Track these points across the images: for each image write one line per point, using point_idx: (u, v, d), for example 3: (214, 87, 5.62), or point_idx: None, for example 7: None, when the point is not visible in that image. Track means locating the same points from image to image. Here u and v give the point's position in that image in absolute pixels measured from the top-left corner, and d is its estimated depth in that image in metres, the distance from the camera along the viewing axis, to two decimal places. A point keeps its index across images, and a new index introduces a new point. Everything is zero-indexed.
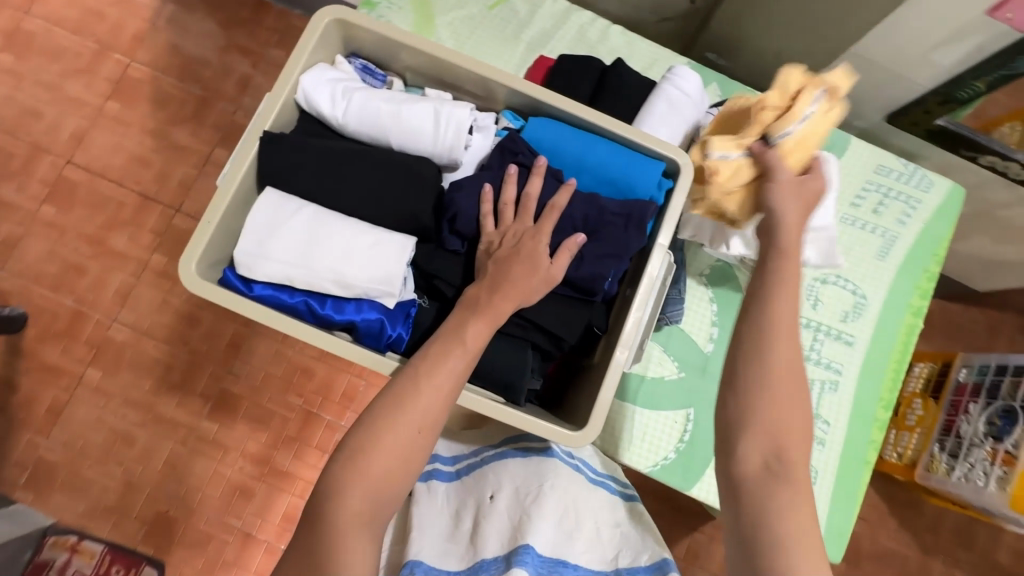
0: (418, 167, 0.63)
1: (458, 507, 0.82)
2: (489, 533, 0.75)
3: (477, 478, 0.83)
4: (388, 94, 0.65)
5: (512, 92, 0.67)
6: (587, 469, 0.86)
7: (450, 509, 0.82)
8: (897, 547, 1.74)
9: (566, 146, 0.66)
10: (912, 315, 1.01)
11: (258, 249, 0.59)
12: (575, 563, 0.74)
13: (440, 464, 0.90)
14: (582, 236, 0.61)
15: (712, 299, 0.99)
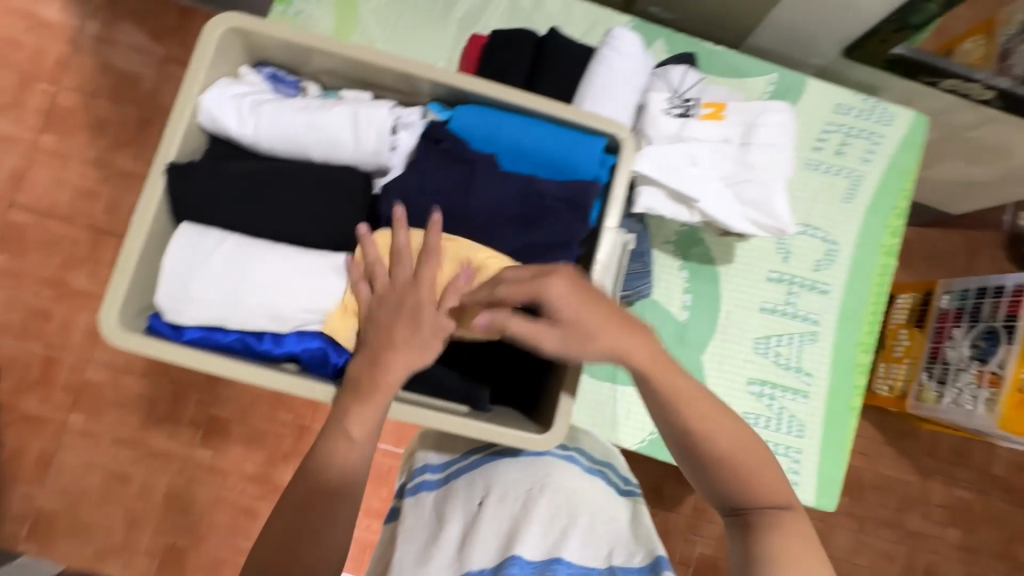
0: (342, 175, 0.59)
1: (443, 510, 0.78)
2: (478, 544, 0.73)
3: (467, 485, 0.78)
4: (300, 103, 0.61)
5: (435, 83, 0.62)
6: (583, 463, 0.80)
7: (436, 519, 0.77)
8: (897, 475, 1.77)
9: (499, 131, 0.60)
10: (884, 255, 0.99)
11: (183, 291, 0.55)
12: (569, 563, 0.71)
13: (428, 473, 0.82)
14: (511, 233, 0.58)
15: (682, 265, 0.97)
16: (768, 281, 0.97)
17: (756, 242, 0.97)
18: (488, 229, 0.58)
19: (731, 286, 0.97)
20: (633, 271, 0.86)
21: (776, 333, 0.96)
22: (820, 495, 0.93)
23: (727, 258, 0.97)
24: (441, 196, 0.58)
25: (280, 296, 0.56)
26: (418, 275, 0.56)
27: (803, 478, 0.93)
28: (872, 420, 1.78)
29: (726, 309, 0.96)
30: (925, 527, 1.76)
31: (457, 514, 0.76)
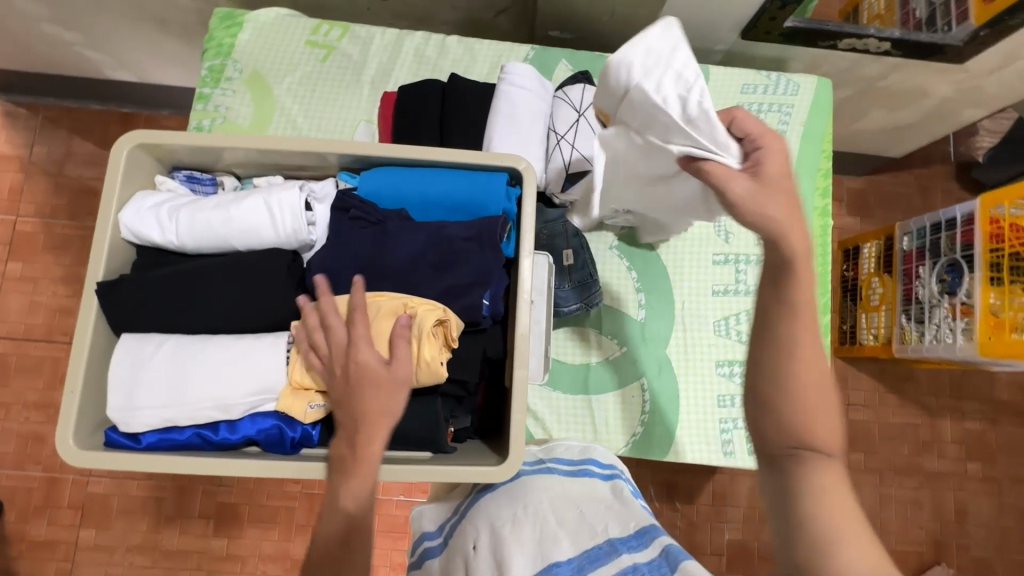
0: (266, 261, 0.62)
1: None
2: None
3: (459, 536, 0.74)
4: (214, 200, 0.64)
5: (338, 155, 0.66)
6: (558, 469, 0.79)
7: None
8: (905, 420, 1.77)
9: (406, 188, 0.64)
10: (820, 216, 1.02)
11: (131, 401, 0.57)
12: (568, 559, 0.63)
13: (428, 542, 0.82)
14: (431, 277, 0.60)
15: (630, 265, 0.99)
16: (714, 264, 1.00)
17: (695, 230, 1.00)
18: (410, 281, 0.61)
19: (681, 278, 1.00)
20: (579, 283, 0.88)
21: (732, 313, 0.98)
22: None
23: (670, 251, 1.00)
24: (361, 258, 0.61)
25: (232, 391, 0.58)
26: (352, 338, 0.56)
27: None
28: (868, 370, 1.78)
29: (679, 299, 0.99)
30: (943, 466, 1.75)
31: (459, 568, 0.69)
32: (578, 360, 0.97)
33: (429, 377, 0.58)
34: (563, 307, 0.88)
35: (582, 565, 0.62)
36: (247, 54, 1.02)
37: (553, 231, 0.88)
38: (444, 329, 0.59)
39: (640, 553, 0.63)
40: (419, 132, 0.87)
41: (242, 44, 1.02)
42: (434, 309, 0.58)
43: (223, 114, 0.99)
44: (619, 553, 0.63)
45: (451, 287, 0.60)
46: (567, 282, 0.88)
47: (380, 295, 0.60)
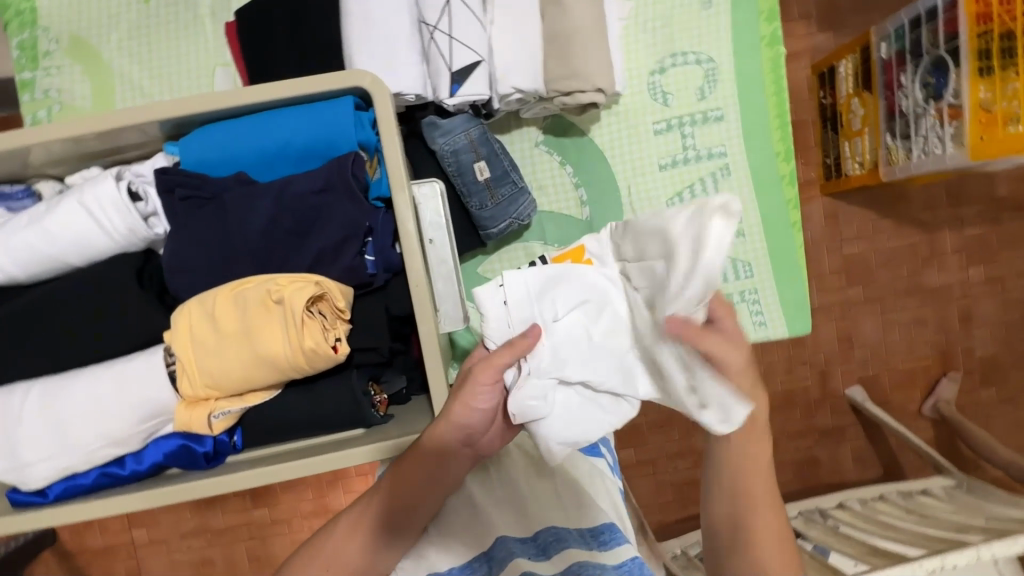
0: (110, 273, 0.53)
1: None
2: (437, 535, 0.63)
3: None
4: (26, 217, 0.54)
5: (152, 123, 0.54)
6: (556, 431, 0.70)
7: None
8: (901, 243, 1.70)
9: (235, 144, 0.52)
10: (768, 46, 0.87)
11: (16, 460, 0.52)
12: (534, 536, 0.61)
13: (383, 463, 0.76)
14: (298, 243, 0.51)
15: (563, 160, 0.88)
16: (656, 134, 0.87)
17: (626, 101, 0.87)
18: (275, 257, 0.52)
19: (623, 160, 0.88)
20: (504, 198, 0.78)
21: (684, 186, 0.88)
22: (790, 321, 0.89)
23: (604, 132, 0.87)
24: (211, 245, 0.52)
25: (122, 423, 0.53)
26: (241, 332, 0.51)
27: (768, 314, 0.89)
28: (859, 200, 1.68)
29: (624, 185, 0.88)
30: (945, 279, 1.71)
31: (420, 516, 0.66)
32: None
33: (323, 361, 0.51)
34: (491, 228, 0.79)
35: (546, 546, 0.60)
36: (57, 17, 0.85)
37: (455, 144, 0.74)
38: (328, 303, 0.51)
39: (611, 548, 0.58)
40: (273, 67, 0.73)
41: (46, 8, 0.85)
42: (306, 285, 0.49)
43: (57, 100, 0.85)
44: (591, 538, 0.59)
45: (323, 252, 0.51)
46: (490, 200, 0.77)
47: (249, 279, 0.52)
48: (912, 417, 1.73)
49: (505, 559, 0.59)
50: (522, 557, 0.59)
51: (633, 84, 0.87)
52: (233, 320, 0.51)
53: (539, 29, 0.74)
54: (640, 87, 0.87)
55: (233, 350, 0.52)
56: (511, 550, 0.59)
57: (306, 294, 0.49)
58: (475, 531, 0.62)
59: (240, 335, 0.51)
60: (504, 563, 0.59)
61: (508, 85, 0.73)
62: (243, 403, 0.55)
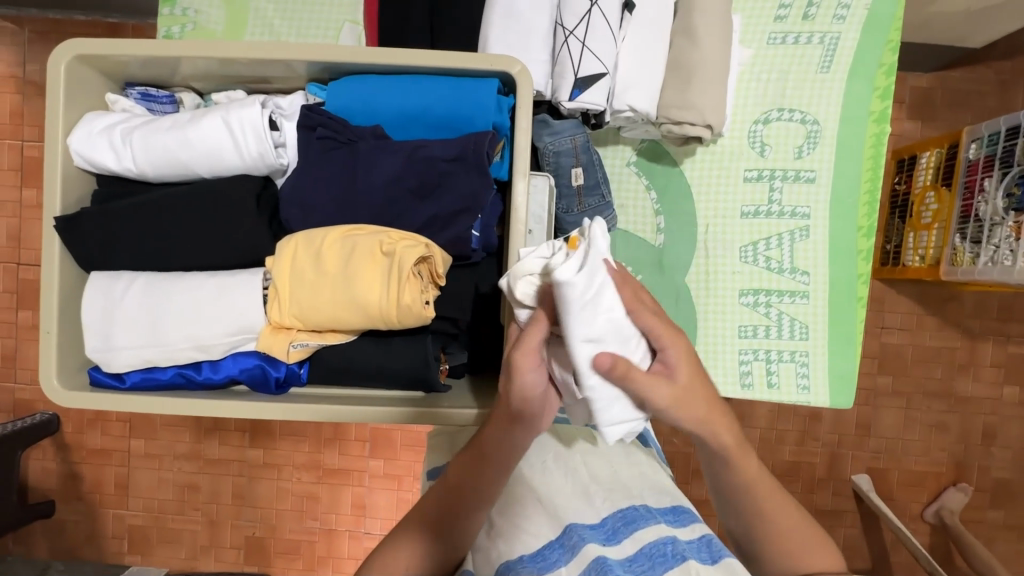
0: (234, 190, 0.56)
1: None
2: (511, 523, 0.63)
3: None
4: (170, 121, 0.57)
5: (305, 63, 0.57)
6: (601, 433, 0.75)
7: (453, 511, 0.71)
8: (942, 344, 1.68)
9: (379, 99, 0.55)
10: (875, 122, 0.88)
11: (107, 342, 0.55)
12: (601, 521, 0.63)
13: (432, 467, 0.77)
14: (416, 204, 0.53)
15: (649, 185, 0.90)
16: (746, 181, 0.89)
17: (725, 143, 0.88)
18: (390, 212, 0.54)
19: (707, 199, 0.90)
20: (590, 207, 0.80)
21: (761, 238, 0.89)
22: (833, 392, 0.89)
23: (696, 168, 0.89)
24: (333, 187, 0.55)
25: (211, 331, 0.55)
26: (342, 273, 0.53)
27: (813, 380, 0.89)
28: (909, 293, 1.67)
29: (703, 222, 0.90)
30: (978, 390, 1.69)
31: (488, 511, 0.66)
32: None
33: (412, 320, 0.53)
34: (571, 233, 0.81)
35: (614, 530, 0.61)
36: None
37: (560, 147, 0.76)
38: (430, 266, 0.53)
39: (679, 529, 0.62)
40: (406, 35, 0.76)
41: None
42: (416, 245, 0.52)
43: (192, 19, 0.89)
44: (657, 521, 0.62)
45: (436, 218, 0.54)
46: (577, 207, 0.79)
47: (359, 226, 0.54)
48: (912, 519, 1.71)
49: (577, 544, 0.59)
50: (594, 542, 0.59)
51: (735, 128, 0.88)
52: (335, 260, 0.54)
53: (665, 56, 0.76)
54: (740, 133, 0.88)
55: (328, 287, 0.54)
56: (583, 536, 0.60)
57: (415, 255, 0.51)
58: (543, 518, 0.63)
59: (338, 275, 0.54)
60: (576, 549, 0.58)
61: (623, 102, 0.75)
62: (322, 340, 0.57)
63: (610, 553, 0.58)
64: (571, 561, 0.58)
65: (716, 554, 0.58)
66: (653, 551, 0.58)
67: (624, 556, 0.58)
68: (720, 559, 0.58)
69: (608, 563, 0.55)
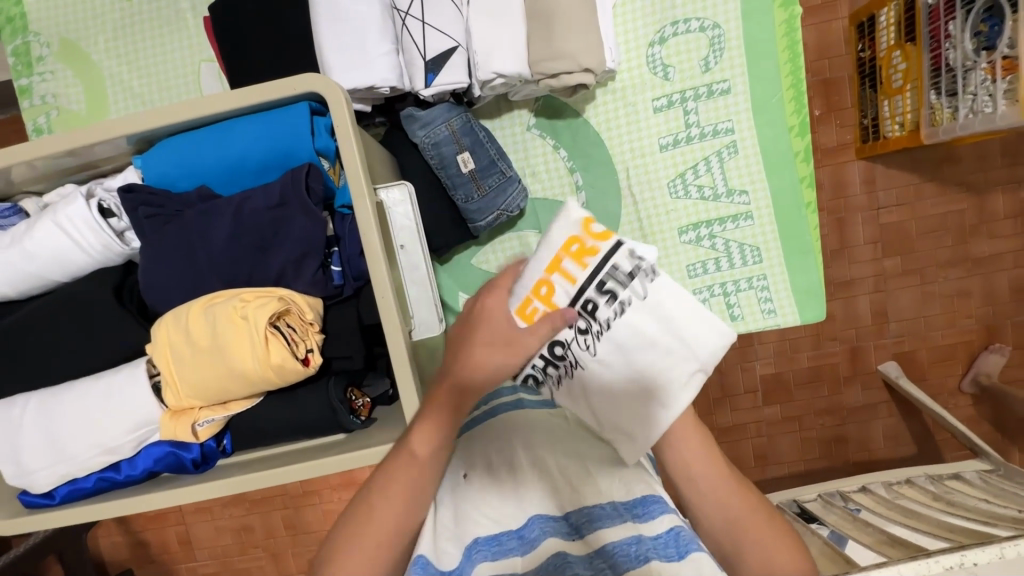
0: (92, 287, 0.55)
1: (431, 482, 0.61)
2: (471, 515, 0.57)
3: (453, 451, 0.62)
4: (9, 234, 0.55)
5: (114, 139, 0.53)
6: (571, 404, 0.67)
7: None
8: (947, 209, 1.56)
9: (194, 157, 0.51)
10: (782, 7, 0.78)
11: (20, 468, 0.55)
12: (565, 514, 0.58)
13: None
14: (263, 254, 0.50)
15: (556, 143, 0.83)
16: (656, 111, 0.82)
17: (624, 77, 0.81)
18: (240, 273, 0.51)
19: (620, 140, 0.83)
20: (491, 188, 0.75)
21: (687, 167, 0.82)
22: (802, 308, 0.83)
23: (600, 111, 0.82)
24: (177, 261, 0.52)
25: (113, 433, 0.55)
26: (211, 348, 0.52)
27: (777, 301, 0.83)
28: (901, 163, 1.54)
29: (623, 167, 0.83)
30: (996, 246, 1.57)
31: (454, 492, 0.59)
32: None
33: (294, 375, 0.51)
34: (479, 220, 0.76)
35: (578, 525, 0.57)
36: (45, 20, 0.85)
37: (437, 136, 0.71)
38: (293, 316, 0.51)
39: (645, 524, 0.54)
40: (247, 64, 0.71)
41: (34, 10, 0.85)
42: (268, 302, 0.49)
43: (54, 105, 0.86)
44: (622, 516, 0.55)
45: (288, 266, 0.51)
46: (477, 192, 0.74)
47: (216, 294, 0.52)
48: (951, 394, 1.64)
49: (537, 540, 0.56)
50: (555, 536, 0.56)
51: (630, 58, 0.81)
52: (202, 333, 0.52)
53: (518, 7, 0.69)
54: (637, 60, 0.81)
55: (206, 362, 0.52)
56: (544, 530, 0.57)
57: (273, 315, 0.49)
58: (510, 510, 0.58)
59: (211, 347, 0.52)
60: (535, 543, 0.56)
61: (489, 70, 0.68)
62: (225, 412, 0.56)
63: (571, 549, 0.55)
64: (529, 555, 0.56)
65: (683, 550, 0.51)
66: (615, 550, 0.53)
67: (587, 553, 0.55)
68: (688, 555, 0.51)
69: (567, 560, 0.54)
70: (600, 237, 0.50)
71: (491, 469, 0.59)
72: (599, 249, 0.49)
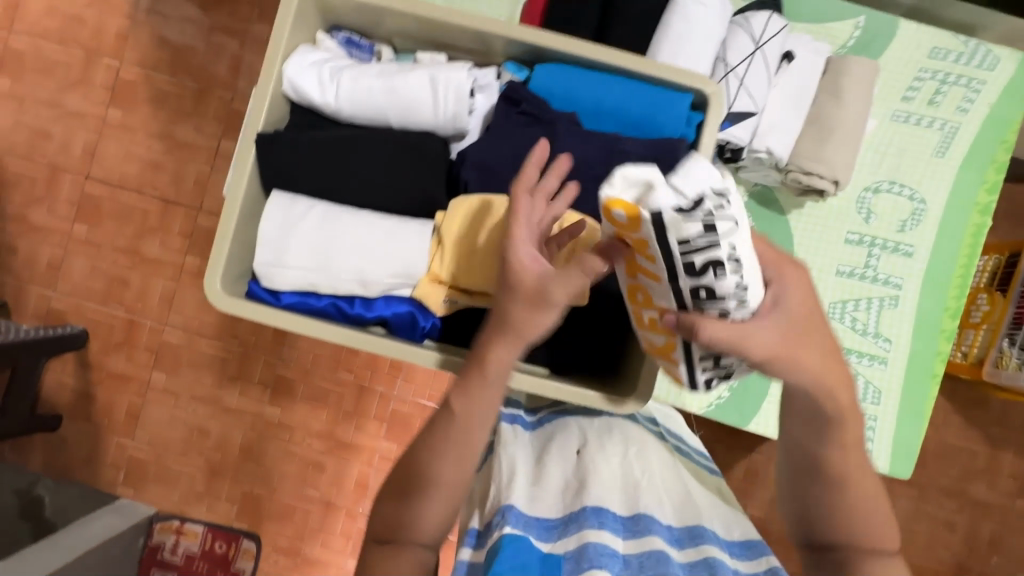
0: (423, 142, 0.59)
1: (544, 452, 0.68)
2: (585, 481, 0.62)
3: (567, 432, 0.71)
4: (379, 68, 0.60)
5: (510, 41, 0.60)
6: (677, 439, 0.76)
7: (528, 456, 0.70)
8: (966, 446, 1.68)
9: (578, 89, 0.59)
10: (979, 213, 0.92)
11: (278, 258, 0.58)
12: (670, 524, 0.60)
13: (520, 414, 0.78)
14: (601, 190, 0.57)
15: (755, 227, 0.93)
16: (847, 242, 0.92)
17: (834, 202, 0.92)
18: (567, 193, 0.57)
19: (808, 250, 0.93)
20: None
21: (851, 298, 0.92)
22: (893, 460, 0.91)
23: (802, 220, 0.93)
24: (522, 159, 0.58)
25: (375, 271, 0.58)
26: (512, 241, 0.55)
27: (877, 444, 0.91)
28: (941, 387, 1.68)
29: None
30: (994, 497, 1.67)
31: (561, 461, 0.67)
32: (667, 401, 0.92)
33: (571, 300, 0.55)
34: None
35: (680, 537, 0.59)
36: None
37: None
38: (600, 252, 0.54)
39: (744, 562, 0.58)
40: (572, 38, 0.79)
41: None
42: (594, 228, 0.53)
43: None
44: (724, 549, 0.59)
45: None
46: None
47: None
48: None
49: (642, 531, 0.57)
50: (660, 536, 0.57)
51: (846, 190, 0.92)
52: (496, 223, 0.56)
53: (807, 109, 0.81)
54: (851, 195, 0.92)
55: (487, 251, 0.56)
56: (650, 524, 0.58)
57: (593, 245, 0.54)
58: (622, 495, 0.62)
59: (498, 237, 0.55)
60: (639, 534, 0.57)
61: (763, 143, 0.79)
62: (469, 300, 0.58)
63: (672, 553, 0.56)
64: (631, 540, 0.57)
65: None
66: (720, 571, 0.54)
67: (687, 562, 0.55)
68: None
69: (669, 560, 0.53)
70: (629, 229, 0.40)
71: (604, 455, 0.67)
72: (644, 240, 0.41)
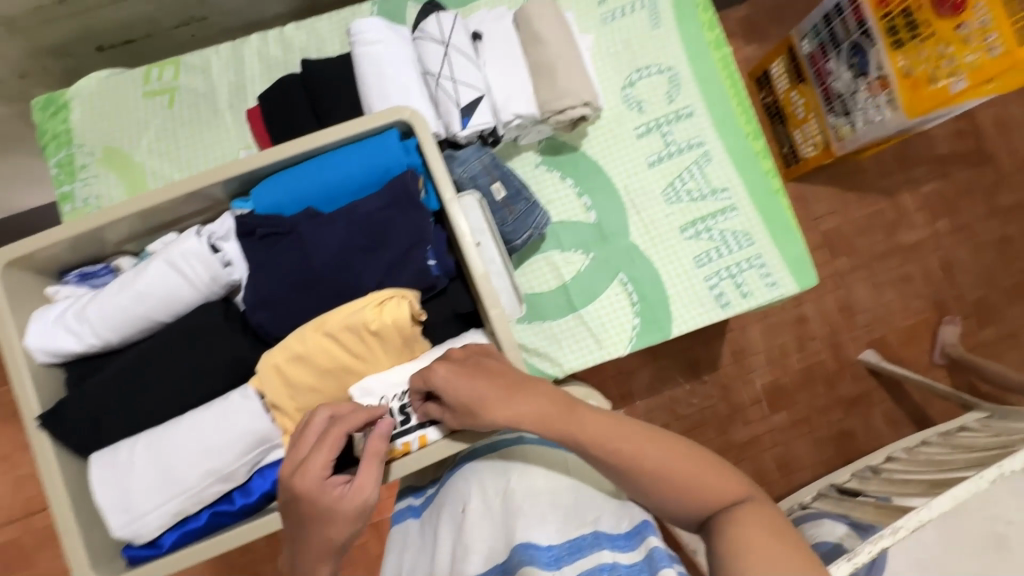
0: (198, 317, 0.58)
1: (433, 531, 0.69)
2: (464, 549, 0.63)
3: (452, 494, 0.70)
4: (118, 283, 0.59)
5: (220, 183, 0.60)
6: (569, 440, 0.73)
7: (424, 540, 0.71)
8: None
9: (302, 186, 0.60)
10: (716, 49, 1.01)
11: (130, 514, 0.55)
12: (548, 545, 0.60)
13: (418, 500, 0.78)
14: (372, 254, 0.58)
15: (562, 176, 0.97)
16: (639, 137, 0.98)
17: (608, 114, 0.98)
18: (346, 276, 0.58)
19: (616, 163, 0.98)
20: (521, 212, 0.85)
21: (674, 176, 0.98)
22: (797, 277, 0.96)
23: (594, 143, 0.98)
24: (291, 272, 0.58)
25: (227, 459, 0.56)
26: (332, 357, 0.57)
27: (776, 274, 0.96)
28: None
29: (622, 185, 0.98)
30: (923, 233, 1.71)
31: (446, 528, 0.67)
32: (595, 357, 0.95)
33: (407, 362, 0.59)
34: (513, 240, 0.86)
35: (558, 555, 0.60)
36: (92, 134, 0.92)
37: (471, 172, 0.83)
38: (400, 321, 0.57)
39: (621, 554, 0.60)
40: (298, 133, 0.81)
41: (78, 125, 0.92)
42: (392, 302, 0.56)
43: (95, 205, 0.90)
44: (601, 546, 0.60)
45: (395, 263, 0.58)
46: (510, 215, 0.85)
47: (332, 312, 0.56)
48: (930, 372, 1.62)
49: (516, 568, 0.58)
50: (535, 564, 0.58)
51: (609, 99, 0.99)
52: (323, 349, 0.56)
53: (525, 63, 0.86)
54: (616, 100, 0.99)
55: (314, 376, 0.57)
56: (524, 556, 0.59)
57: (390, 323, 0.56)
58: (502, 540, 0.63)
59: (333, 361, 0.57)
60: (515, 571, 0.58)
61: (510, 112, 0.83)
62: None
63: None
64: None
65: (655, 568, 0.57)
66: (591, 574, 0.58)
67: None
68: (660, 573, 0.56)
69: None
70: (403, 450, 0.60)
71: (486, 504, 0.67)
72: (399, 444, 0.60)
